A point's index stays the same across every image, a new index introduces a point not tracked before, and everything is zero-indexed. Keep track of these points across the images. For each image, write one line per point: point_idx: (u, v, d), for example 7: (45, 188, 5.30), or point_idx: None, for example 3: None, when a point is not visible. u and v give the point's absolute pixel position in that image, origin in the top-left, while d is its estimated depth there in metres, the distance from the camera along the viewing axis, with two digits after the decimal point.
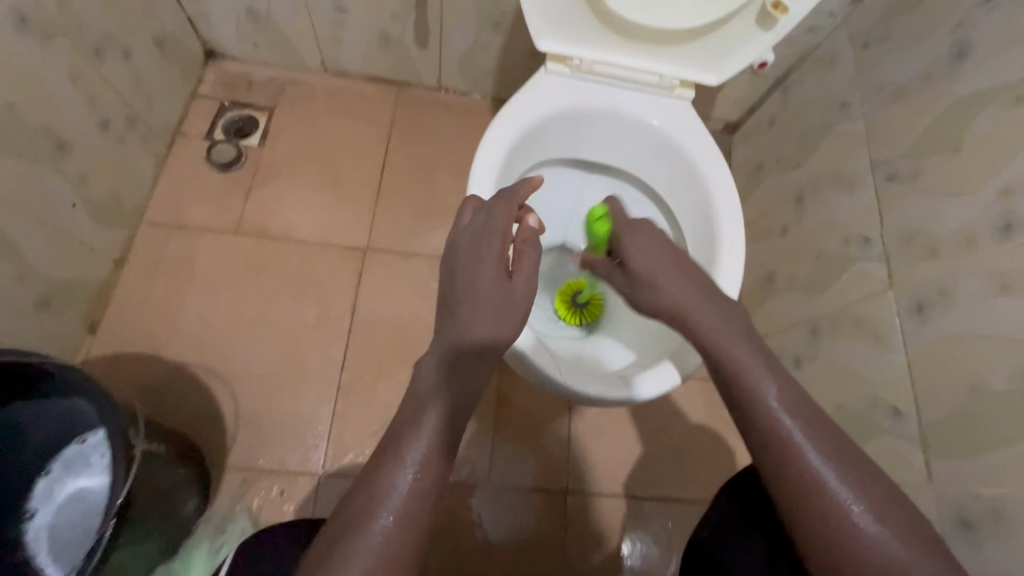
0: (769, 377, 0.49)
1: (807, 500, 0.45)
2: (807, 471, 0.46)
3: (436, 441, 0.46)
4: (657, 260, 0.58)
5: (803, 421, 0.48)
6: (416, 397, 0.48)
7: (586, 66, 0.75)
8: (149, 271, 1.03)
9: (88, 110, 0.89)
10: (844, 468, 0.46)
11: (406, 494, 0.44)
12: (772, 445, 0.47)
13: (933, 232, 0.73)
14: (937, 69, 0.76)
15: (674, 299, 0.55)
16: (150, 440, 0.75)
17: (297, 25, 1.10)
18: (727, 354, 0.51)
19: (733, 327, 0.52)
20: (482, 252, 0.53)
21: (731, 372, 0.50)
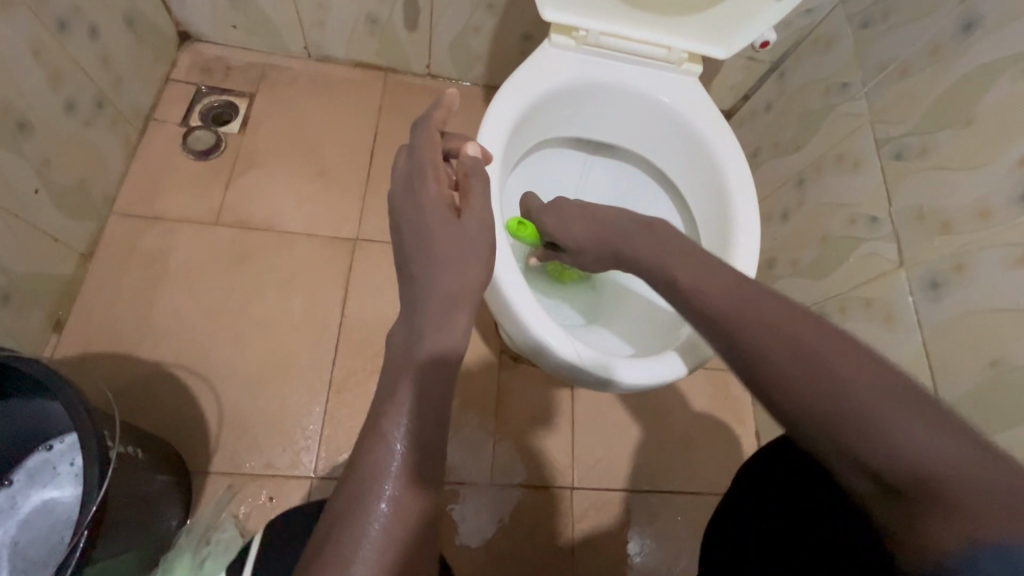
0: (714, 282, 0.46)
1: (764, 368, 0.39)
2: (784, 367, 0.37)
3: (421, 410, 0.42)
4: (597, 231, 0.59)
5: (740, 299, 0.44)
6: (393, 367, 0.44)
7: (592, 38, 0.72)
8: (120, 265, 0.96)
9: (52, 89, 0.83)
10: (792, 325, 0.39)
11: (399, 473, 0.39)
12: (745, 352, 0.40)
13: (946, 209, 0.72)
14: (944, 45, 0.76)
15: (633, 255, 0.55)
16: (128, 444, 0.69)
17: (278, 5, 1.05)
18: (684, 284, 0.48)
19: (690, 260, 0.50)
20: (422, 198, 0.50)
21: (686, 295, 0.47)
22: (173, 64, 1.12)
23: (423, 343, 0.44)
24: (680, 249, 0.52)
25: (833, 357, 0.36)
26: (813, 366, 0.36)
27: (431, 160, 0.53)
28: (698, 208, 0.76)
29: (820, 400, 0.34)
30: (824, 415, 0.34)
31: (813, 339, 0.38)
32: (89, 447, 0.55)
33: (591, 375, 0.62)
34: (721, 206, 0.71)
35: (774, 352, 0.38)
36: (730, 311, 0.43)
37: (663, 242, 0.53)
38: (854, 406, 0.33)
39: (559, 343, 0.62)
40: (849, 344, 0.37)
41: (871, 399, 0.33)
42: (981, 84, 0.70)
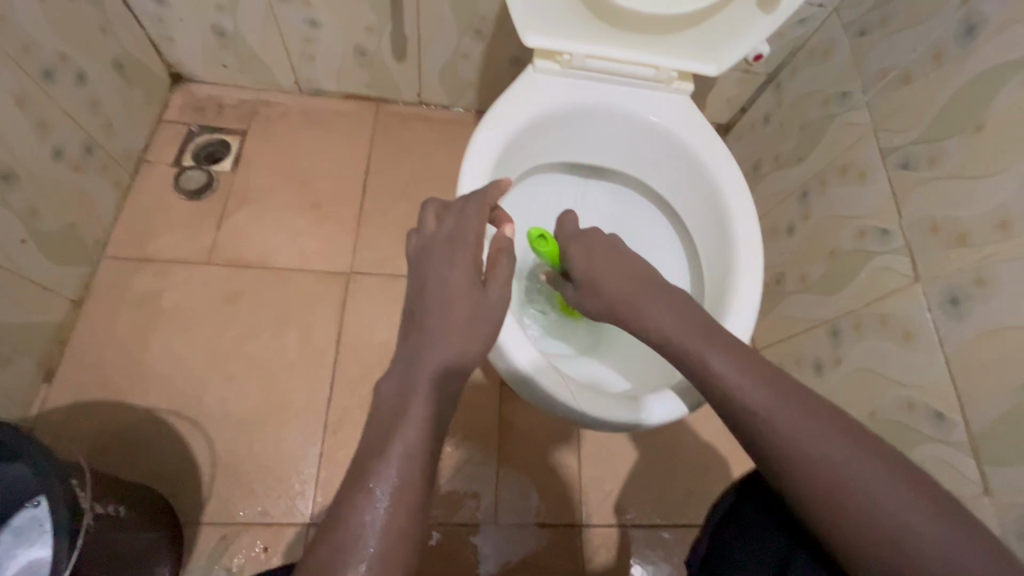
0: (741, 370, 0.45)
1: (805, 480, 0.40)
2: (821, 470, 0.40)
3: (410, 466, 0.39)
4: (627, 279, 0.56)
5: (776, 396, 0.44)
6: (381, 420, 0.41)
7: (577, 62, 0.69)
8: (112, 310, 0.95)
9: (39, 137, 0.82)
10: (830, 435, 0.41)
11: (382, 534, 0.36)
12: (783, 461, 0.41)
13: (961, 219, 0.68)
14: (946, 51, 0.73)
15: (656, 322, 0.51)
16: (109, 500, 0.66)
17: (267, 42, 1.05)
18: (709, 371, 0.47)
19: (697, 333, 0.49)
20: (456, 257, 0.49)
21: (713, 384, 0.46)
22: (165, 105, 1.12)
23: (415, 397, 0.42)
24: (708, 328, 0.49)
25: (891, 497, 0.38)
26: (858, 485, 0.39)
27: (477, 226, 0.51)
28: (698, 230, 0.73)
29: (864, 519, 0.38)
30: (885, 555, 0.37)
31: (832, 437, 0.41)
32: (62, 513, 0.52)
33: (580, 412, 0.58)
34: (720, 228, 0.68)
35: (842, 490, 0.39)
36: (770, 415, 0.43)
37: (692, 316, 0.51)
38: (891, 526, 0.37)
39: (556, 383, 0.59)
40: (883, 456, 0.40)
41: (904, 521, 0.37)
42: (988, 88, 0.67)
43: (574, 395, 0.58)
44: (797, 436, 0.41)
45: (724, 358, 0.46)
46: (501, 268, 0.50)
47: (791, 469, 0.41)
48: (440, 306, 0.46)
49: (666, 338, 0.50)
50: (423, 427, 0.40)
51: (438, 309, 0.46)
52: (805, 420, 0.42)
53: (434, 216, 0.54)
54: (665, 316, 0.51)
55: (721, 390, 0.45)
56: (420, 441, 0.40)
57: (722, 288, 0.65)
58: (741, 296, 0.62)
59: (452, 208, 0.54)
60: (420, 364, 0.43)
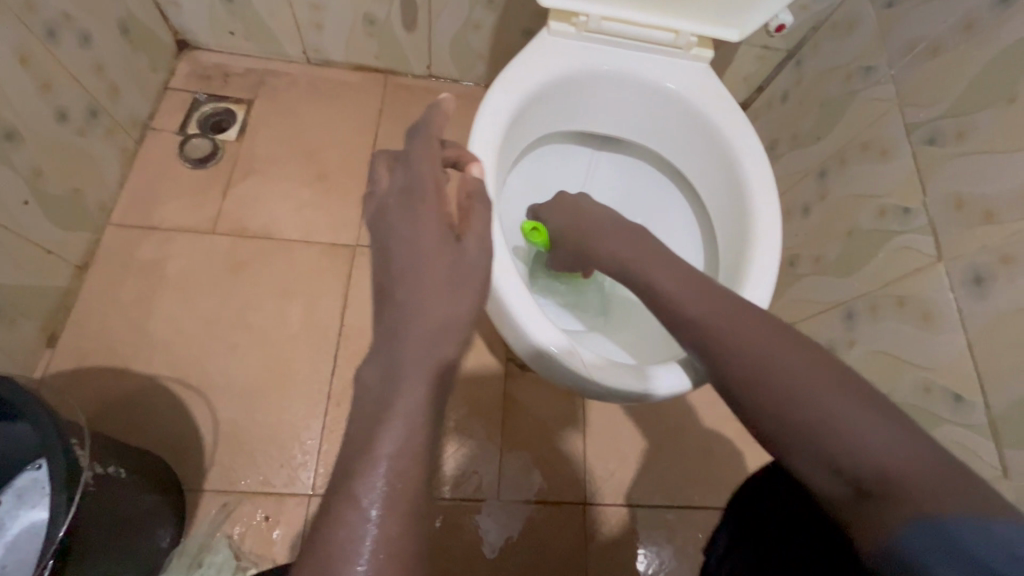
0: (680, 282, 0.49)
1: (730, 364, 0.42)
2: (744, 357, 0.41)
3: (402, 467, 0.36)
4: (596, 223, 0.60)
5: (708, 301, 0.46)
6: (365, 413, 0.39)
7: (593, 24, 0.67)
8: (116, 276, 0.94)
9: (42, 98, 0.81)
10: (756, 330, 0.43)
11: (376, 547, 0.34)
12: (738, 382, 0.41)
13: (988, 196, 0.65)
14: (980, 19, 0.70)
15: (631, 266, 0.53)
16: (110, 461, 0.65)
17: (274, 8, 1.02)
18: (654, 286, 0.50)
19: (648, 255, 0.53)
20: (419, 208, 0.47)
21: (657, 297, 0.49)
22: (171, 73, 1.11)
23: (402, 384, 0.39)
24: (678, 267, 0.51)
25: (815, 382, 0.38)
26: (821, 398, 0.37)
27: (432, 171, 0.50)
28: (711, 201, 0.71)
29: (819, 425, 0.36)
30: (806, 432, 0.36)
31: (764, 333, 0.42)
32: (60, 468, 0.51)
33: (592, 381, 0.57)
34: (737, 199, 0.66)
35: (767, 374, 0.40)
36: (742, 350, 0.42)
37: (676, 267, 0.51)
38: (817, 414, 0.36)
39: (566, 350, 0.57)
40: (854, 382, 0.38)
41: (834, 415, 0.36)
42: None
43: (587, 364, 0.57)
44: (744, 349, 0.42)
45: (688, 291, 0.48)
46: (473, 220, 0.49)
47: (753, 388, 0.40)
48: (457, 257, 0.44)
49: (636, 274, 0.52)
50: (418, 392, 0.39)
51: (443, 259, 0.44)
52: (767, 344, 0.41)
53: (386, 170, 0.52)
54: (615, 243, 0.56)
55: (673, 314, 0.47)
56: (416, 406, 0.38)
57: (738, 259, 0.63)
58: (757, 268, 0.60)
59: (401, 160, 0.52)
60: (427, 320, 0.42)
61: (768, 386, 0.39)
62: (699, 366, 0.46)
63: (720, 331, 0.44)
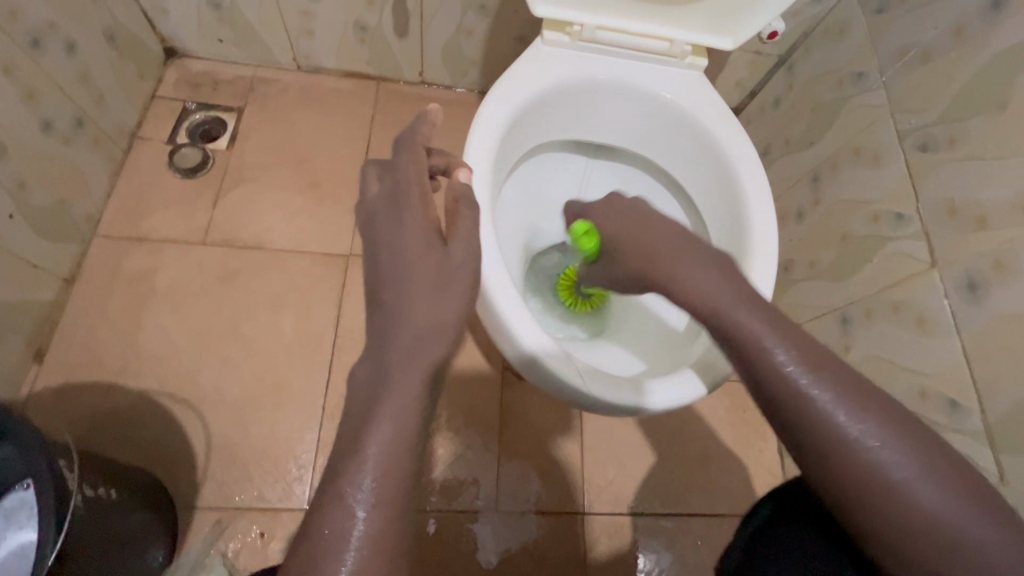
0: (792, 352, 0.40)
1: (849, 468, 0.37)
2: (867, 461, 0.37)
3: (388, 465, 0.37)
4: (653, 236, 0.52)
5: (827, 381, 0.39)
6: (355, 413, 0.39)
7: (587, 33, 0.66)
8: (104, 289, 0.92)
9: (27, 109, 0.79)
10: (881, 427, 0.38)
11: (362, 540, 0.35)
12: (855, 486, 0.37)
13: (981, 202, 0.66)
14: (970, 26, 0.70)
15: (724, 319, 0.43)
16: (100, 481, 0.64)
17: (264, 15, 1.01)
18: (760, 353, 0.41)
19: (746, 307, 0.43)
20: (403, 215, 0.47)
21: (762, 367, 0.41)
22: (160, 81, 1.09)
23: (390, 385, 0.39)
24: (785, 327, 0.42)
25: (947, 501, 0.35)
26: (948, 518, 0.35)
27: (417, 175, 0.50)
28: (708, 209, 0.71)
29: (951, 553, 0.34)
30: (928, 556, 0.35)
31: (891, 433, 0.37)
32: (48, 493, 0.49)
33: (590, 395, 0.56)
34: (734, 207, 0.66)
35: (893, 487, 0.36)
36: (869, 456, 0.37)
37: (781, 326, 0.42)
38: (947, 539, 0.35)
39: (562, 365, 0.57)
40: (972, 487, 0.36)
41: (965, 543, 0.34)
42: (1014, 66, 0.64)
43: (585, 379, 0.57)
44: (869, 451, 0.37)
45: (806, 366, 0.40)
46: (459, 226, 0.49)
47: (873, 495, 0.36)
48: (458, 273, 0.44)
49: (730, 329, 0.43)
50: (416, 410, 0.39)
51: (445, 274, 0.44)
52: (890, 443, 0.37)
53: (375, 177, 0.51)
54: (696, 275, 0.46)
55: (788, 394, 0.39)
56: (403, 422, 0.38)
57: (736, 268, 0.63)
58: (755, 278, 0.60)
59: (390, 166, 0.51)
60: (426, 338, 0.41)
61: (889, 496, 0.36)
62: (795, 448, 0.40)
63: (838, 421, 0.38)
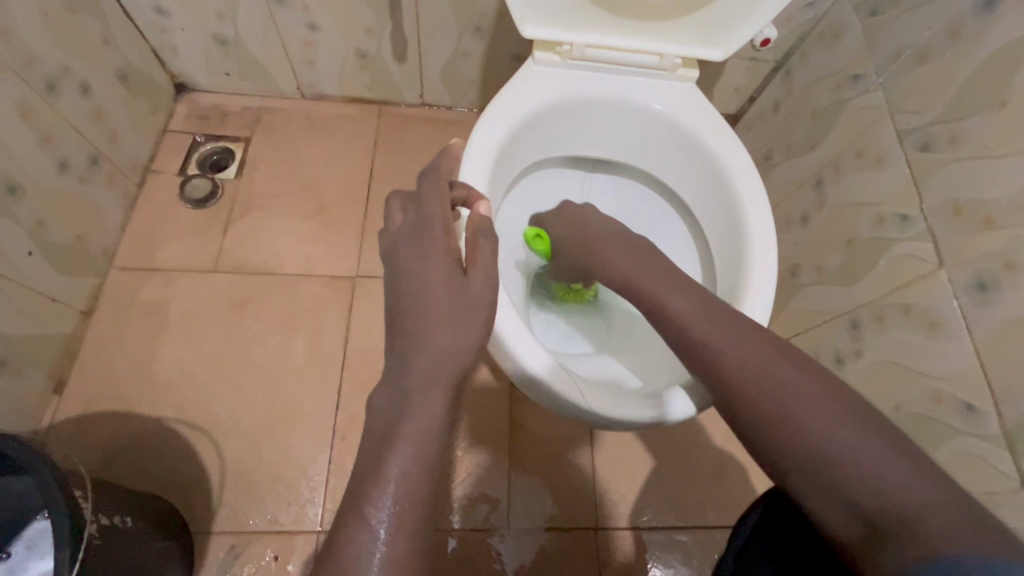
0: (692, 306, 0.49)
1: (739, 394, 0.43)
2: (753, 388, 0.42)
3: (409, 490, 0.38)
4: (601, 231, 0.61)
5: (717, 326, 0.46)
6: (374, 437, 0.40)
7: (577, 52, 0.67)
8: (120, 319, 0.95)
9: (44, 149, 0.83)
10: (768, 360, 0.43)
11: (383, 566, 0.35)
12: (753, 413, 0.42)
13: (985, 201, 0.65)
14: (965, 24, 0.70)
15: (643, 289, 0.52)
16: (115, 512, 0.64)
17: (268, 48, 1.05)
18: (665, 310, 0.49)
19: (658, 276, 0.52)
20: (427, 247, 0.48)
21: (668, 323, 0.49)
22: (171, 116, 1.13)
23: (409, 410, 0.40)
24: (688, 289, 0.50)
25: (821, 416, 0.39)
26: (835, 431, 0.38)
27: (441, 209, 0.51)
28: (706, 219, 0.71)
29: (829, 461, 0.37)
30: (815, 470, 0.37)
31: (774, 365, 0.43)
32: (65, 524, 0.50)
33: (592, 412, 0.56)
34: (732, 216, 0.66)
35: (778, 408, 0.40)
36: (755, 383, 0.42)
37: (684, 287, 0.51)
38: (827, 449, 0.37)
39: (564, 383, 0.57)
40: (867, 415, 0.39)
41: (843, 450, 0.37)
42: (1010, 62, 0.64)
43: (587, 395, 0.57)
44: (754, 379, 0.43)
45: (698, 314, 0.48)
46: (479, 253, 0.48)
47: (767, 417, 0.41)
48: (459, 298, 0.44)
49: (644, 294, 0.52)
50: (426, 430, 0.40)
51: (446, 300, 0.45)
52: (784, 373, 0.42)
53: (398, 209, 0.53)
54: (621, 259, 0.56)
55: (686, 341, 0.47)
56: (406, 452, 0.39)
57: (736, 277, 0.62)
58: (754, 288, 0.59)
59: (413, 198, 0.53)
60: (427, 362, 0.42)
61: (779, 418, 0.40)
62: (710, 394, 0.46)
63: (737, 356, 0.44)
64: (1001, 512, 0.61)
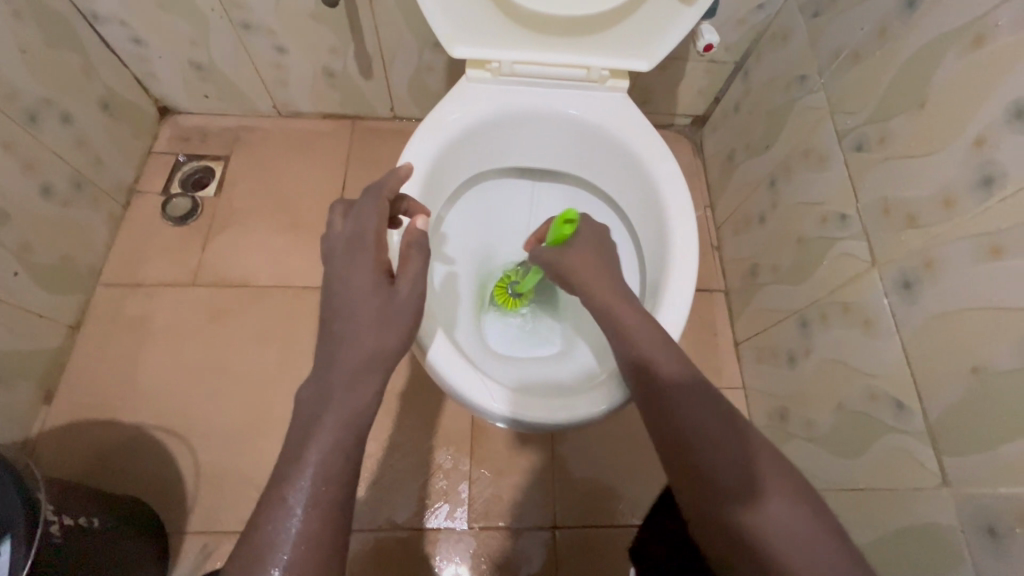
0: (685, 381, 0.48)
1: (697, 471, 0.43)
2: (713, 468, 0.43)
3: (326, 477, 0.40)
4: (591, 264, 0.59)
5: (703, 406, 0.46)
6: (299, 424, 0.43)
7: (506, 69, 0.70)
8: (105, 333, 1.01)
9: (27, 176, 0.89)
10: (742, 450, 0.44)
11: (297, 544, 0.38)
12: (702, 487, 0.43)
13: (909, 200, 0.65)
14: (891, 24, 0.70)
15: (629, 340, 0.52)
16: (83, 513, 0.68)
17: (240, 71, 1.10)
18: (656, 376, 0.49)
19: (655, 341, 0.51)
20: (357, 259, 0.50)
21: (652, 387, 0.48)
22: (155, 138, 1.19)
23: (329, 404, 0.43)
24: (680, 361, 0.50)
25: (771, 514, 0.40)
26: (741, 482, 0.42)
27: (376, 223, 0.52)
28: (639, 224, 0.72)
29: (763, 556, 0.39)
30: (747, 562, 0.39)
31: (742, 455, 0.43)
32: (21, 524, 0.55)
33: (522, 417, 0.58)
34: (659, 222, 0.67)
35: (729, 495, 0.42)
36: (721, 466, 0.43)
37: (675, 354, 0.50)
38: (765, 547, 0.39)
39: (490, 392, 0.58)
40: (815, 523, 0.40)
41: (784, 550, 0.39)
42: (930, 62, 0.64)
43: (514, 402, 0.58)
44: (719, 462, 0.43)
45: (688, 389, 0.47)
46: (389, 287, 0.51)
47: (683, 448, 0.45)
48: (365, 307, 0.47)
49: (637, 353, 0.51)
50: (345, 422, 0.42)
51: (345, 310, 0.47)
52: (751, 466, 0.43)
53: (340, 216, 0.54)
54: (614, 303, 0.55)
55: (666, 410, 0.47)
56: (323, 442, 0.41)
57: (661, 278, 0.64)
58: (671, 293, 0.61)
59: (354, 208, 0.54)
60: (332, 363, 0.45)
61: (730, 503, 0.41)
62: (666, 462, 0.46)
63: (715, 439, 0.44)
64: (926, 508, 0.61)
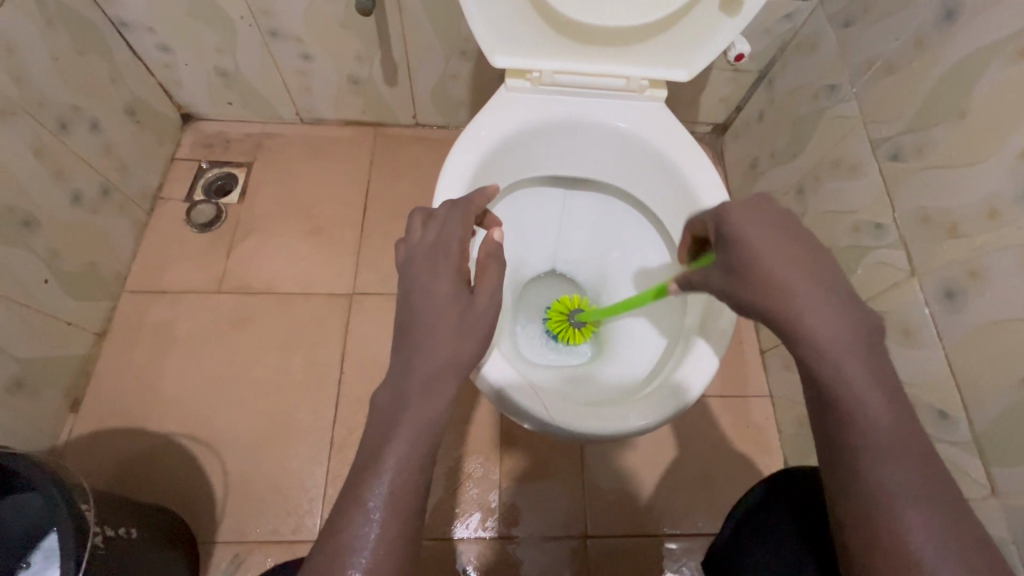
0: (876, 390, 0.40)
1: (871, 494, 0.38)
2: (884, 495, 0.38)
3: (401, 481, 0.40)
4: (756, 222, 0.48)
5: (893, 422, 0.39)
6: (376, 430, 0.43)
7: (546, 78, 0.70)
8: (129, 340, 1.00)
9: (57, 184, 0.89)
10: (925, 488, 0.38)
11: (375, 548, 0.39)
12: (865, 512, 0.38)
13: (951, 210, 0.65)
14: (927, 34, 0.71)
15: (806, 323, 0.42)
16: (118, 525, 0.67)
17: (265, 78, 1.10)
18: (841, 376, 0.40)
19: (848, 334, 0.41)
20: (438, 266, 0.50)
21: (833, 386, 0.41)
22: (177, 144, 1.19)
23: (406, 410, 0.43)
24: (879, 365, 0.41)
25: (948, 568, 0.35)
26: (917, 525, 0.37)
27: (456, 232, 0.52)
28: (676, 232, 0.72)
29: None
30: None
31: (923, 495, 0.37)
32: (68, 535, 0.55)
33: (560, 427, 0.57)
34: None
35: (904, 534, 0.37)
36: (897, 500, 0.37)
37: (868, 348, 0.41)
38: None
39: (534, 401, 0.57)
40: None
41: None
42: (971, 73, 0.64)
43: (556, 411, 0.57)
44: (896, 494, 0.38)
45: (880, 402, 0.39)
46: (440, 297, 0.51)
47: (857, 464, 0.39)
48: (419, 314, 0.47)
49: (815, 342, 0.42)
50: (420, 429, 0.42)
51: (418, 315, 0.47)
52: (930, 509, 0.37)
53: (420, 224, 0.54)
54: (789, 273, 0.44)
55: (848, 418, 0.40)
56: (398, 447, 0.41)
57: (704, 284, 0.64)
58: None
59: (436, 216, 0.54)
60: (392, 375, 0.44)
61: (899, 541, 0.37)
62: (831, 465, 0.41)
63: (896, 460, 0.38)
64: None
